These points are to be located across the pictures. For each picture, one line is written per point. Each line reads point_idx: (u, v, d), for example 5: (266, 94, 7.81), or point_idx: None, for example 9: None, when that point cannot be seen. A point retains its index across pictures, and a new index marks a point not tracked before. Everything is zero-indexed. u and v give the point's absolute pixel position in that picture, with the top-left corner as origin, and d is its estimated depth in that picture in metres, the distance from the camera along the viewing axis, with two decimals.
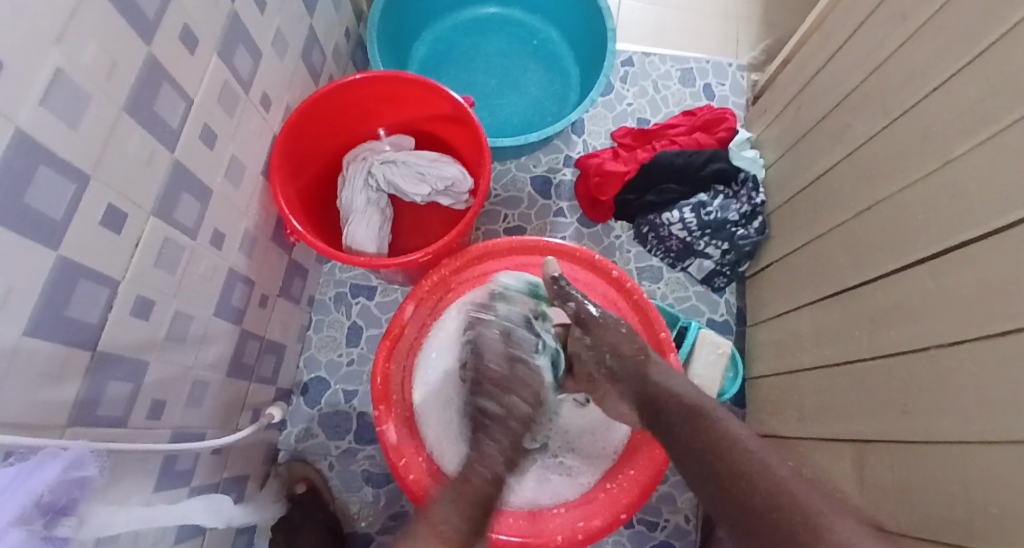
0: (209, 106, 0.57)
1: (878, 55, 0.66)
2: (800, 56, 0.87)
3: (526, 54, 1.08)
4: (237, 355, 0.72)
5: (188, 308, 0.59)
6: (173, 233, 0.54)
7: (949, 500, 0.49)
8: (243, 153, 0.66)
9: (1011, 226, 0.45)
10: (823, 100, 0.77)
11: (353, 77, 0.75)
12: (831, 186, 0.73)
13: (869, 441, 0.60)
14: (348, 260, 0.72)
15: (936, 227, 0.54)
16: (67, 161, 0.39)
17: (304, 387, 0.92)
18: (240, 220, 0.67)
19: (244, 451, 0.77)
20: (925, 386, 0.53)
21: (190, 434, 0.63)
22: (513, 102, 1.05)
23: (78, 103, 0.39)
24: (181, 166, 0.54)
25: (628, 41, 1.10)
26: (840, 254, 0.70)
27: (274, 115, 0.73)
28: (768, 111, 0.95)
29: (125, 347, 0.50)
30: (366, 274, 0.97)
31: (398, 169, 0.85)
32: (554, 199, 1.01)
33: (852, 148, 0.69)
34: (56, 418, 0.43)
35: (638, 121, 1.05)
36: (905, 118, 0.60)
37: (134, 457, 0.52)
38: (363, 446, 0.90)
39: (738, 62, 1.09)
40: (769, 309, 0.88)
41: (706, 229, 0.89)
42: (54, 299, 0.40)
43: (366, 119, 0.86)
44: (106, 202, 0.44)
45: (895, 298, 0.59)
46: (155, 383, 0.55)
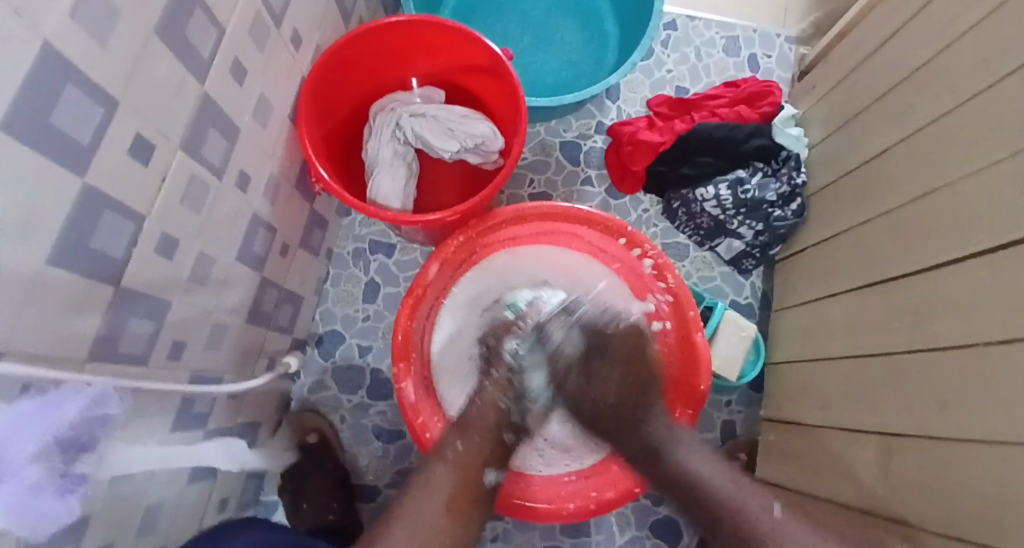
0: (240, 38, 0.53)
1: (952, 31, 0.62)
2: (861, 28, 0.82)
3: (564, 11, 1.02)
4: (256, 302, 0.70)
5: (211, 250, 0.57)
6: (199, 171, 0.52)
7: (980, 498, 0.48)
8: (271, 92, 0.63)
9: None
10: (881, 78, 0.73)
11: (387, 20, 0.71)
12: (884, 172, 0.70)
13: (899, 434, 0.59)
14: (374, 212, 0.70)
15: (999, 219, 0.51)
16: (94, 81, 0.37)
17: (318, 340, 0.91)
18: (265, 163, 0.65)
19: (258, 399, 0.77)
20: (967, 380, 0.52)
21: (208, 378, 0.62)
22: (547, 61, 1.00)
23: (110, 17, 0.36)
24: (210, 100, 0.51)
25: (673, 4, 1.05)
26: (885, 243, 0.67)
27: (304, 55, 0.69)
28: (817, 88, 0.91)
29: (148, 285, 0.48)
30: (385, 230, 0.95)
31: (427, 122, 0.82)
32: (583, 166, 0.97)
33: (911, 130, 0.66)
34: (79, 352, 0.41)
35: (676, 90, 1.01)
36: (975, 102, 0.56)
37: (154, 398, 0.51)
38: (375, 402, 0.90)
39: (786, 33, 1.03)
40: (799, 294, 0.86)
41: (742, 207, 0.86)
42: (77, 228, 0.38)
43: (395, 67, 0.82)
44: (133, 131, 0.42)
45: (943, 292, 0.57)
46: (176, 324, 0.54)
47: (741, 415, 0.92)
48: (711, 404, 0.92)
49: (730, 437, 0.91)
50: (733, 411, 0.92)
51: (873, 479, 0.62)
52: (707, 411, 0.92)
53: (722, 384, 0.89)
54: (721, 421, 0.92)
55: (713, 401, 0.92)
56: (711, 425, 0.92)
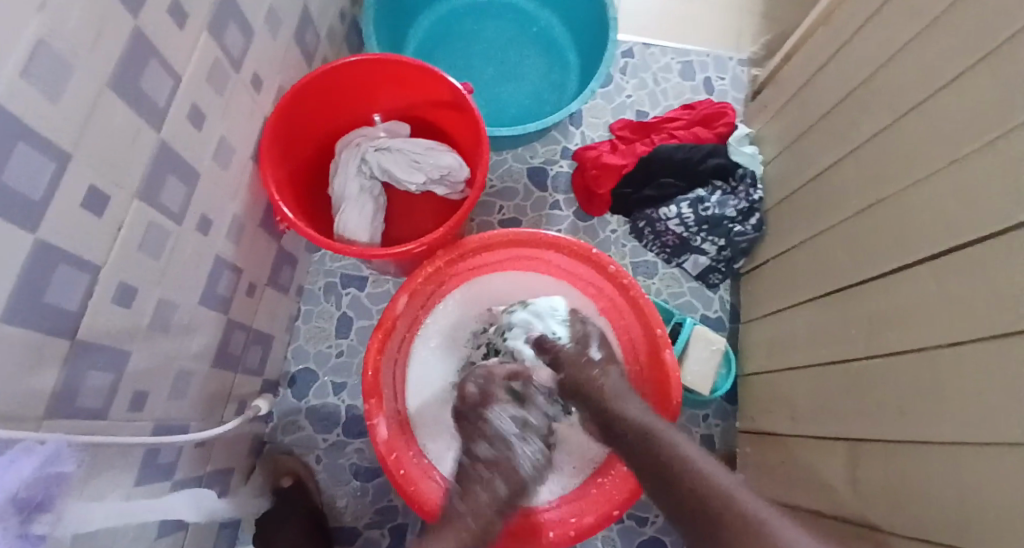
0: (198, 84, 0.54)
1: (886, 53, 0.65)
2: (806, 50, 0.86)
3: (525, 42, 1.05)
4: (222, 345, 0.69)
5: (173, 296, 0.57)
6: (158, 217, 0.52)
7: (942, 499, 0.49)
8: (233, 135, 0.63)
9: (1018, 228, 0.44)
10: (826, 97, 0.77)
11: (348, 60, 0.73)
12: (833, 186, 0.73)
13: (863, 441, 0.61)
14: (340, 248, 0.70)
15: (939, 228, 0.54)
16: (46, 136, 0.37)
17: (291, 379, 0.90)
18: (228, 205, 0.65)
19: (229, 444, 0.75)
20: (923, 384, 0.53)
21: (173, 426, 0.61)
22: (510, 91, 1.03)
23: (59, 74, 0.37)
24: (168, 147, 0.51)
25: (630, 32, 1.09)
26: (839, 254, 0.70)
27: (266, 96, 0.70)
28: (768, 107, 0.95)
29: (106, 335, 0.48)
30: (356, 264, 0.95)
31: (392, 155, 0.83)
32: (550, 191, 0.99)
33: (855, 146, 0.69)
34: (34, 409, 0.40)
35: (637, 114, 1.04)
36: (912, 117, 0.60)
37: (116, 451, 0.50)
38: (351, 440, 0.88)
39: (738, 57, 1.08)
40: (763, 306, 0.88)
41: (704, 225, 0.89)
42: (30, 283, 0.38)
43: (358, 103, 0.83)
44: (87, 183, 0.42)
45: (894, 299, 0.59)
46: (137, 374, 0.53)
47: (718, 428, 0.93)
48: (688, 419, 0.93)
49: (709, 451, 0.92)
50: (711, 425, 0.93)
51: (844, 487, 0.63)
52: (684, 426, 0.92)
53: (696, 399, 0.90)
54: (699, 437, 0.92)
55: (690, 416, 0.93)
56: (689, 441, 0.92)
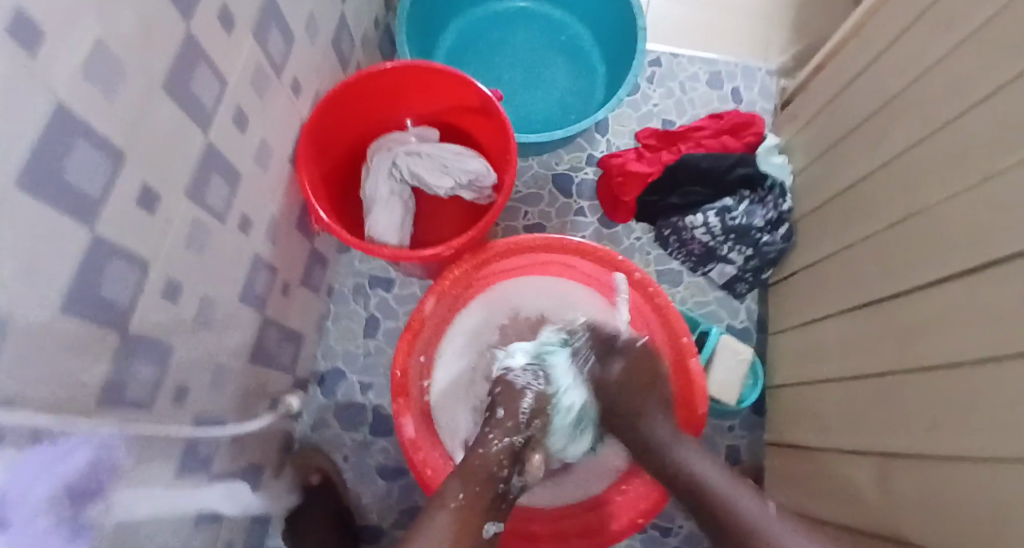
0: (242, 88, 0.56)
1: (919, 65, 0.65)
2: (837, 60, 0.86)
3: (553, 51, 1.06)
4: (258, 342, 0.71)
5: (215, 293, 0.58)
6: (203, 216, 0.53)
7: (972, 515, 0.49)
8: (273, 138, 0.65)
9: None
10: (857, 108, 0.77)
11: (383, 66, 0.75)
12: (864, 196, 0.72)
13: (896, 455, 0.60)
14: (373, 250, 0.71)
15: (974, 241, 0.53)
16: (103, 136, 0.38)
17: (320, 378, 0.92)
18: (267, 206, 0.67)
19: (261, 439, 0.77)
20: (954, 399, 0.53)
21: (212, 419, 0.63)
22: (538, 98, 1.04)
23: (115, 75, 0.38)
24: (214, 148, 0.53)
25: (657, 42, 1.09)
26: (870, 265, 0.69)
27: (304, 101, 0.72)
28: (798, 117, 0.94)
29: (153, 329, 0.49)
30: (385, 266, 0.97)
31: (422, 161, 0.84)
32: (576, 198, 1.00)
33: (887, 158, 0.69)
34: (87, 399, 0.42)
35: (663, 122, 1.04)
36: (946, 129, 0.59)
37: (158, 441, 0.51)
38: (377, 439, 0.89)
39: (767, 67, 1.08)
40: (792, 317, 0.87)
41: (731, 234, 0.88)
42: (86, 277, 0.40)
43: (391, 109, 0.85)
44: (140, 182, 0.43)
45: (927, 312, 0.58)
46: (180, 367, 0.55)
47: (745, 439, 0.92)
48: (714, 429, 0.92)
49: (735, 462, 0.91)
50: (736, 436, 0.92)
51: (870, 501, 0.63)
52: (710, 436, 0.92)
53: (720, 410, 0.89)
54: (725, 447, 0.92)
55: (715, 426, 0.92)
56: (715, 450, 0.91)
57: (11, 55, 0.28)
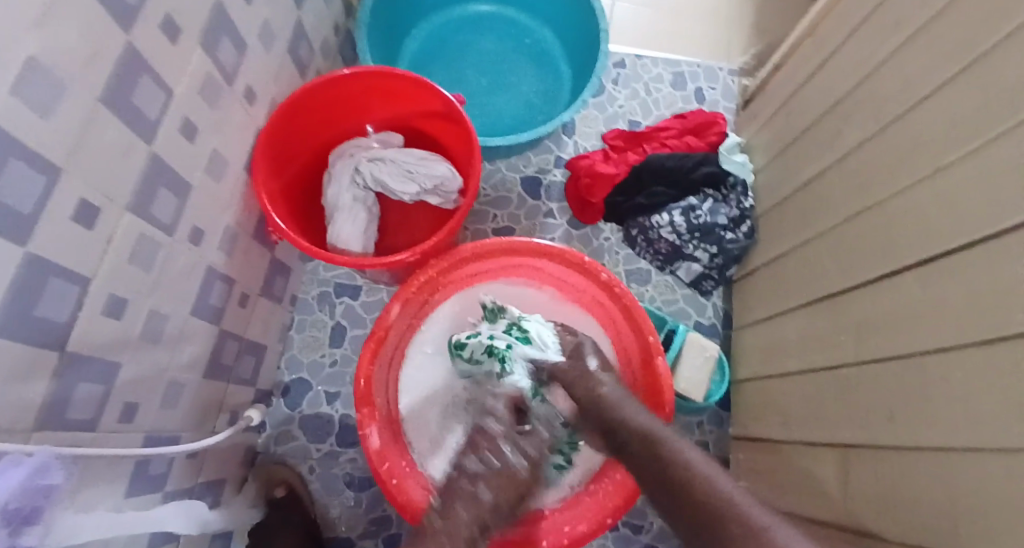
0: (191, 97, 0.55)
1: (869, 64, 0.66)
2: (794, 60, 0.87)
3: (518, 53, 1.06)
4: (215, 356, 0.69)
5: (164, 307, 0.57)
6: (148, 229, 0.52)
7: (932, 505, 0.49)
8: (226, 147, 0.64)
9: (1002, 236, 0.45)
10: (812, 108, 0.78)
11: (342, 72, 0.74)
12: (820, 194, 0.74)
13: (854, 447, 0.61)
14: (333, 258, 0.70)
15: (924, 237, 0.54)
16: (37, 152, 0.37)
17: (284, 389, 0.90)
18: (221, 216, 0.65)
19: (220, 456, 0.75)
20: (910, 393, 0.54)
21: (164, 438, 0.61)
22: (503, 101, 1.04)
23: (50, 90, 0.37)
24: (160, 159, 0.52)
25: (621, 43, 1.10)
26: (827, 262, 0.70)
27: (260, 108, 0.71)
28: (758, 116, 0.96)
29: (96, 348, 0.48)
30: (350, 273, 0.95)
31: (386, 166, 0.83)
32: (543, 200, 1.00)
33: (841, 156, 0.70)
34: (23, 423, 0.40)
35: (629, 123, 1.05)
36: (895, 126, 0.60)
37: (106, 463, 0.50)
38: (344, 450, 0.88)
39: (729, 66, 1.09)
40: (755, 313, 0.88)
41: (696, 232, 0.90)
42: (20, 298, 0.38)
43: (353, 114, 0.84)
44: (78, 196, 0.42)
45: (882, 307, 0.59)
46: (128, 385, 0.53)
47: (714, 434, 0.93)
48: (683, 427, 0.92)
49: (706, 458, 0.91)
50: (705, 432, 0.93)
51: (836, 495, 0.63)
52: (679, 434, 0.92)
53: (691, 407, 0.90)
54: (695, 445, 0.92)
55: (685, 424, 0.93)
56: None
57: None
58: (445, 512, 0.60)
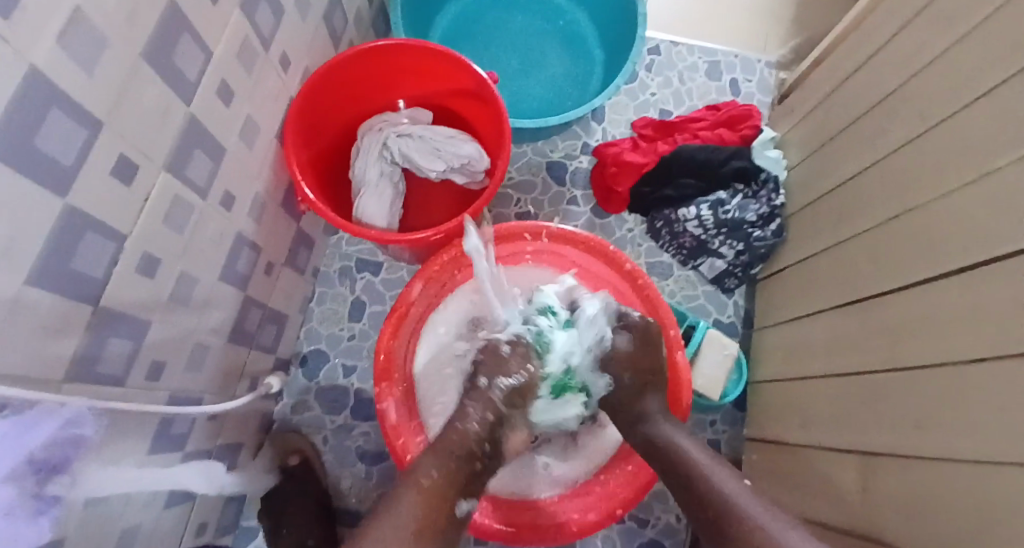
0: (228, 61, 0.54)
1: (919, 61, 0.64)
2: (836, 55, 0.85)
3: (550, 35, 1.05)
4: (239, 322, 0.70)
5: (194, 270, 0.57)
6: (182, 191, 0.52)
7: (957, 515, 0.48)
8: (259, 113, 0.64)
9: None
10: (854, 106, 0.76)
11: (375, 44, 0.73)
12: (858, 194, 0.72)
13: (878, 453, 0.60)
14: (359, 232, 0.70)
15: (968, 242, 0.53)
16: (80, 104, 0.37)
17: (302, 359, 0.91)
18: (251, 183, 0.65)
19: (239, 420, 0.76)
20: (942, 401, 0.53)
21: (188, 399, 0.62)
22: (533, 83, 1.03)
23: (94, 43, 0.37)
24: (197, 121, 0.52)
25: (656, 30, 1.08)
26: (861, 264, 0.69)
27: (293, 77, 0.70)
28: (794, 112, 0.93)
29: (128, 306, 0.48)
30: (372, 249, 0.96)
31: (414, 143, 0.83)
32: (569, 187, 0.99)
33: (883, 156, 0.68)
34: (57, 373, 0.41)
35: (660, 112, 1.03)
36: (944, 126, 0.58)
37: (133, 419, 0.50)
38: (359, 423, 0.89)
39: (766, 59, 1.07)
40: (780, 313, 0.87)
41: (722, 228, 0.88)
42: (59, 250, 0.39)
43: (384, 89, 0.84)
44: (118, 153, 0.42)
45: (916, 312, 0.58)
46: (157, 344, 0.54)
47: (726, 434, 0.92)
48: (696, 423, 0.92)
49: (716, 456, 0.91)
50: (717, 431, 0.92)
51: (855, 500, 0.62)
52: (691, 430, 0.92)
53: (705, 404, 0.90)
54: (706, 442, 0.92)
55: (698, 420, 0.92)
56: None
57: None
58: (439, 467, 0.57)
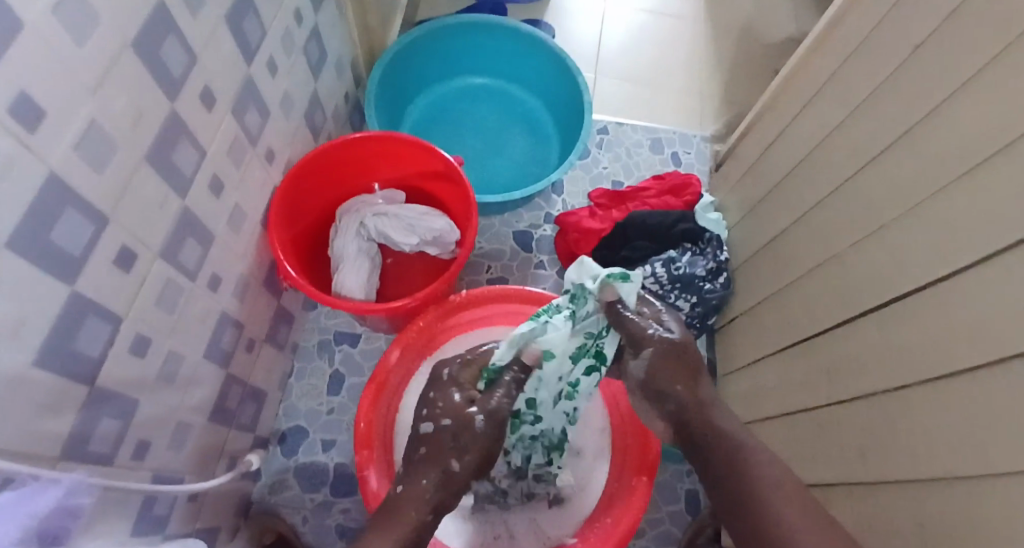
0: (220, 157, 0.61)
1: (823, 133, 0.75)
2: (757, 129, 0.98)
3: (510, 121, 1.17)
4: (220, 399, 0.72)
5: (181, 348, 0.60)
6: (175, 275, 0.57)
7: (907, 535, 0.52)
8: (245, 202, 0.69)
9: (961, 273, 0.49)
10: (777, 169, 0.87)
11: (354, 136, 0.82)
12: (789, 246, 0.81)
13: (834, 484, 0.64)
14: (339, 305, 0.74)
15: (878, 284, 0.61)
16: (90, 202, 0.42)
17: (281, 437, 0.91)
18: (237, 265, 0.70)
19: (217, 501, 0.75)
20: (877, 429, 0.58)
21: (169, 477, 0.62)
22: (498, 163, 1.13)
23: (104, 149, 0.43)
24: (191, 212, 0.57)
25: (604, 114, 1.22)
26: (798, 307, 0.77)
27: (277, 168, 0.77)
28: (729, 177, 1.05)
29: (118, 385, 0.51)
30: (350, 321, 0.99)
31: (389, 220, 0.89)
32: (535, 253, 1.06)
33: (804, 212, 0.78)
34: (53, 450, 0.43)
35: (612, 183, 1.13)
36: (847, 187, 0.69)
37: (116, 496, 0.51)
38: (339, 499, 0.88)
39: (702, 134, 1.20)
40: (737, 359, 0.93)
41: (677, 283, 0.94)
42: (62, 333, 0.42)
43: (362, 174, 0.92)
44: (120, 243, 0.47)
45: (846, 347, 0.65)
46: (143, 422, 0.56)
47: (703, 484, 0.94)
48: (673, 475, 0.95)
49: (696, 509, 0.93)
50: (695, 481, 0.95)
51: None
52: (669, 482, 0.94)
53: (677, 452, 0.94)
54: (685, 492, 0.94)
55: (674, 472, 0.95)
56: (674, 496, 0.93)
57: (11, 129, 0.33)
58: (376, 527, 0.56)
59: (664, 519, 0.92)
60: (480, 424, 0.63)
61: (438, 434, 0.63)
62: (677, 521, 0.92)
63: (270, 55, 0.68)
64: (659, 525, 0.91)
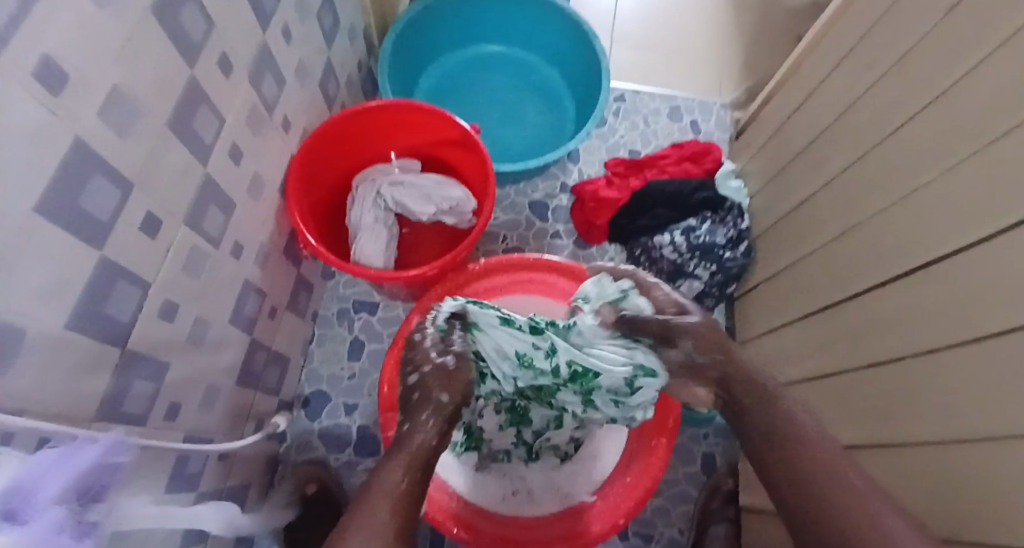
0: (238, 125, 0.61)
1: (849, 97, 0.73)
2: (780, 96, 0.95)
3: (525, 90, 1.15)
4: (246, 363, 0.74)
5: (207, 313, 0.61)
6: (200, 242, 0.57)
7: (929, 498, 0.52)
8: (264, 170, 0.69)
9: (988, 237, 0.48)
10: (802, 135, 0.85)
11: (370, 104, 0.81)
12: (812, 213, 0.79)
13: (857, 447, 0.64)
14: (359, 272, 0.75)
15: (904, 250, 0.59)
16: (115, 168, 0.43)
17: (304, 401, 0.93)
18: (258, 232, 0.71)
19: (246, 462, 0.78)
20: (902, 394, 0.58)
21: (200, 437, 0.64)
22: (513, 132, 1.11)
23: (128, 115, 0.43)
24: (212, 180, 0.57)
25: (620, 81, 1.19)
26: (820, 274, 0.76)
27: (294, 137, 0.77)
28: (750, 145, 1.03)
29: (150, 348, 0.52)
30: (369, 290, 1.00)
31: (406, 190, 0.89)
32: (551, 222, 1.06)
33: (829, 178, 0.76)
34: (90, 410, 0.45)
35: (629, 152, 1.12)
36: (875, 152, 0.66)
37: (151, 455, 0.53)
38: (362, 459, 0.91)
39: (722, 101, 1.17)
40: (758, 326, 0.92)
41: (696, 251, 0.93)
42: (94, 297, 0.43)
43: (379, 143, 0.91)
44: (146, 210, 0.47)
45: (871, 314, 0.64)
46: (174, 384, 0.57)
47: (720, 446, 0.95)
48: (690, 438, 0.95)
49: (712, 471, 0.94)
50: (711, 444, 0.95)
51: None
52: (686, 445, 0.95)
53: (693, 416, 0.94)
54: (702, 455, 0.95)
55: (691, 435, 0.96)
56: (691, 459, 0.95)
57: (37, 94, 0.33)
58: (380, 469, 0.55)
59: (681, 480, 0.93)
60: (451, 362, 0.66)
61: (422, 382, 0.65)
62: (693, 482, 0.93)
63: (285, 21, 0.67)
64: (676, 486, 0.93)
